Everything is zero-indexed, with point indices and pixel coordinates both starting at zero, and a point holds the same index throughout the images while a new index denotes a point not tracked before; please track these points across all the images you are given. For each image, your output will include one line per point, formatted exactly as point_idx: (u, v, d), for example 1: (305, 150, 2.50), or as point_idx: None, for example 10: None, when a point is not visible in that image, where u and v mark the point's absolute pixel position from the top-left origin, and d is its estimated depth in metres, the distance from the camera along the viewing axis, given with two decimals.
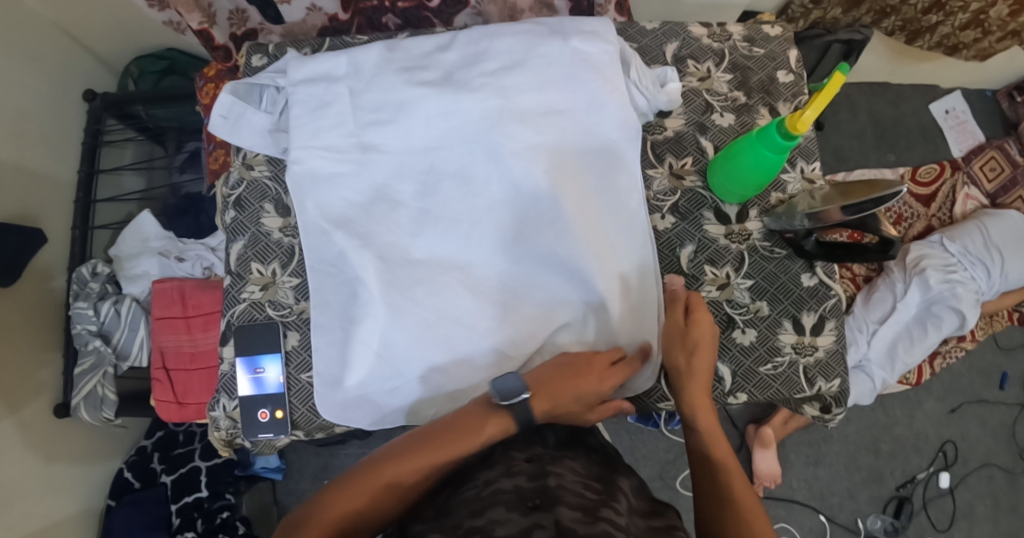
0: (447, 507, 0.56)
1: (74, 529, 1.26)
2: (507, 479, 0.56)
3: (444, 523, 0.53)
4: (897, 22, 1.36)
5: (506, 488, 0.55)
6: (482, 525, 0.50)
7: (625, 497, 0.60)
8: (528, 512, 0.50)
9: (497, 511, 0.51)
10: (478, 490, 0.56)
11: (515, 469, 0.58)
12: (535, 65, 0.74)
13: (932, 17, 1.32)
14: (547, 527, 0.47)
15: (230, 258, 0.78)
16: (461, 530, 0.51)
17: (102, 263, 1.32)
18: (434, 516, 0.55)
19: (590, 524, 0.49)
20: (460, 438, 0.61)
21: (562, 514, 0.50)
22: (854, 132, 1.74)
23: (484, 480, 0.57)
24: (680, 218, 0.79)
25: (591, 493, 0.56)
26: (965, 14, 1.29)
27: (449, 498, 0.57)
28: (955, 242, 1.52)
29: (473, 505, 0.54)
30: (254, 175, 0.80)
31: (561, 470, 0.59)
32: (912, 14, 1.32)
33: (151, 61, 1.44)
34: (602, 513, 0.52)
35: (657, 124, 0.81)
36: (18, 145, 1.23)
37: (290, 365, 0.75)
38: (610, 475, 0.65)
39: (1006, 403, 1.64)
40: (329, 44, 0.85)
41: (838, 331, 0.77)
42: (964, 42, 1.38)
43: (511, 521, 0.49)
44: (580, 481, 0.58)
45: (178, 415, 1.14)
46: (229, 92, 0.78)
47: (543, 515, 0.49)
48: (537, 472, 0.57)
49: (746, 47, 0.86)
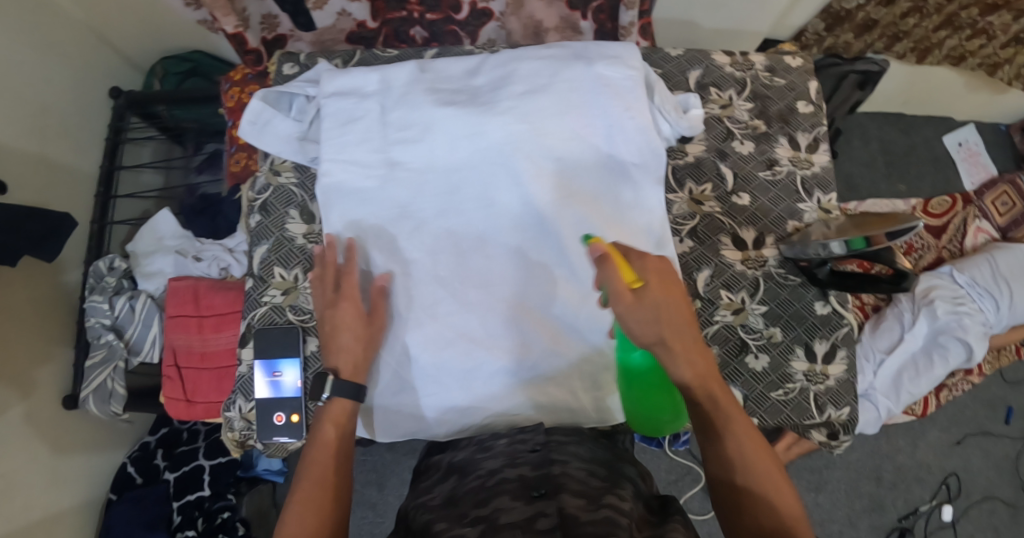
0: (454, 495, 0.60)
1: (74, 521, 1.27)
2: (511, 468, 0.60)
3: (449, 512, 0.56)
4: (909, 44, 1.37)
5: (511, 477, 0.58)
6: (488, 513, 0.53)
7: (630, 483, 0.61)
8: (532, 500, 0.53)
9: (502, 499, 0.55)
10: (484, 480, 0.59)
11: (519, 460, 0.62)
12: (560, 90, 0.75)
13: (942, 33, 1.34)
14: (549, 515, 0.50)
15: (253, 262, 0.80)
16: (467, 518, 0.54)
17: (119, 258, 1.34)
18: (442, 506, 0.58)
19: (593, 511, 0.52)
20: (334, 426, 0.66)
21: (566, 501, 0.53)
22: (866, 161, 1.76)
23: (488, 470, 0.61)
24: (698, 242, 0.79)
25: (596, 480, 0.58)
26: (967, 30, 1.33)
27: (455, 487, 0.61)
28: (964, 273, 1.53)
29: (478, 493, 0.57)
30: (280, 181, 0.81)
31: (567, 457, 0.62)
32: (924, 34, 1.34)
33: (174, 63, 1.45)
34: (605, 500, 0.54)
35: (678, 149, 0.82)
36: (42, 138, 1.25)
37: (307, 370, 0.76)
38: (616, 461, 0.65)
39: (1010, 437, 1.64)
40: (360, 56, 0.86)
41: (850, 360, 0.77)
42: (970, 50, 1.39)
43: (516, 508, 0.53)
44: (583, 468, 0.60)
45: (186, 413, 1.17)
46: (260, 98, 0.79)
47: (546, 503, 0.53)
48: (541, 462, 0.60)
49: (767, 77, 0.88)
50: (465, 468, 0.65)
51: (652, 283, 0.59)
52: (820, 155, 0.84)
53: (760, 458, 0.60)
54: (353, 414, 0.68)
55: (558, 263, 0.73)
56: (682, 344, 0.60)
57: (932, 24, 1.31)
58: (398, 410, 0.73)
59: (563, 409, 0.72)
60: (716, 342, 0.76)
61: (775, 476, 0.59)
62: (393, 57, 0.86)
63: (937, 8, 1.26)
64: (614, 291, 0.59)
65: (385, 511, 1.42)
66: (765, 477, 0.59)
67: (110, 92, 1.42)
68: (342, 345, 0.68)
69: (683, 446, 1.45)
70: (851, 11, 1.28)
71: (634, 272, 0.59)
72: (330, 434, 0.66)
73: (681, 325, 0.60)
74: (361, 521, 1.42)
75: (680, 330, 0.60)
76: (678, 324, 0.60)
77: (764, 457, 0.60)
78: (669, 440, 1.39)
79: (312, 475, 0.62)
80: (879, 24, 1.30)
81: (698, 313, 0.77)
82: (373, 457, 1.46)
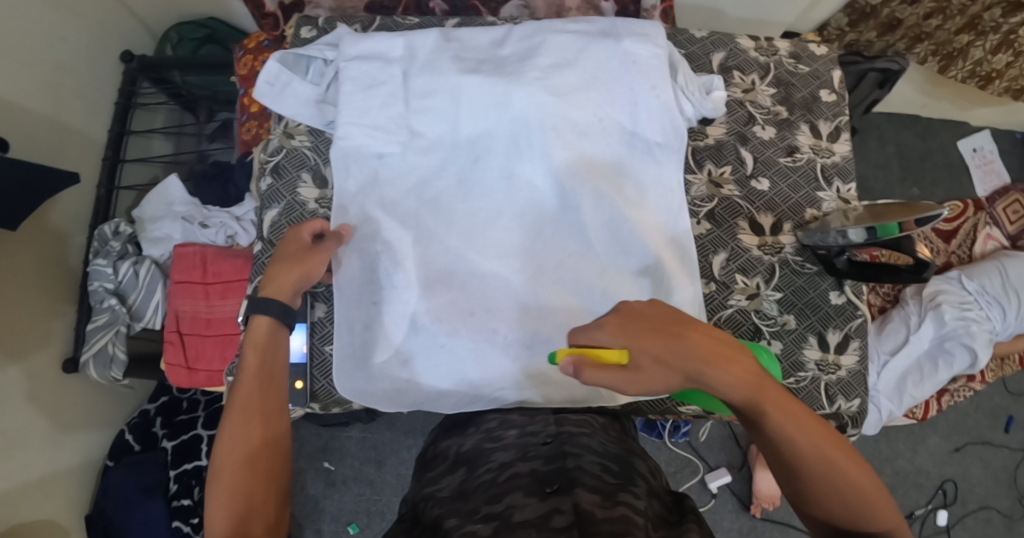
0: (464, 490, 0.58)
1: (72, 485, 1.27)
2: (523, 463, 0.59)
3: (461, 507, 0.55)
4: (931, 46, 1.35)
5: (523, 473, 0.57)
6: (501, 511, 0.52)
7: (643, 480, 0.61)
8: (546, 497, 0.52)
9: (514, 496, 0.53)
10: (494, 475, 0.58)
11: (531, 453, 0.60)
12: (588, 65, 0.74)
13: (964, 38, 1.32)
14: (566, 512, 0.49)
15: (263, 224, 0.79)
16: (478, 514, 0.53)
17: (126, 223, 1.32)
18: (452, 499, 0.57)
19: (610, 507, 0.50)
20: (256, 352, 0.64)
21: (581, 496, 0.52)
22: (880, 162, 1.74)
23: (500, 463, 0.60)
24: (715, 225, 0.78)
25: (609, 476, 0.57)
26: (995, 35, 1.28)
27: (465, 481, 0.60)
28: (972, 280, 1.52)
29: (490, 489, 0.56)
30: (294, 144, 0.80)
31: (579, 450, 0.61)
32: (945, 37, 1.32)
33: (191, 29, 1.44)
34: (621, 497, 0.53)
35: (699, 131, 0.81)
36: (54, 98, 1.24)
37: (314, 336, 0.75)
38: (628, 456, 0.65)
39: (1010, 447, 1.63)
40: (380, 23, 0.85)
41: (862, 352, 0.76)
42: (996, 69, 1.38)
43: (530, 505, 0.51)
44: (597, 462, 0.59)
45: (187, 381, 1.17)
46: (277, 60, 0.78)
47: (561, 500, 0.51)
48: (555, 455, 0.59)
49: (792, 63, 0.86)
50: (474, 460, 0.63)
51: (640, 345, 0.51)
52: (841, 145, 0.83)
53: (819, 444, 0.53)
54: (277, 335, 0.66)
55: (574, 242, 0.72)
56: (708, 367, 0.51)
57: (954, 27, 1.29)
58: (408, 382, 0.71)
59: (574, 388, 0.72)
60: (730, 327, 0.75)
61: (845, 459, 0.54)
62: (414, 25, 0.85)
63: (960, 9, 1.24)
64: (614, 386, 0.51)
65: (382, 490, 1.42)
66: (836, 460, 0.53)
67: (122, 56, 1.41)
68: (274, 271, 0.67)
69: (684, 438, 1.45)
70: (877, 7, 1.27)
71: (613, 352, 0.51)
72: (256, 360, 0.64)
73: (685, 354, 0.51)
74: (358, 500, 1.42)
75: (695, 351, 0.51)
76: (696, 351, 0.51)
77: (839, 452, 0.53)
78: (669, 431, 1.42)
79: (239, 396, 0.61)
80: (904, 25, 1.29)
81: (713, 297, 0.76)
82: (373, 435, 1.46)
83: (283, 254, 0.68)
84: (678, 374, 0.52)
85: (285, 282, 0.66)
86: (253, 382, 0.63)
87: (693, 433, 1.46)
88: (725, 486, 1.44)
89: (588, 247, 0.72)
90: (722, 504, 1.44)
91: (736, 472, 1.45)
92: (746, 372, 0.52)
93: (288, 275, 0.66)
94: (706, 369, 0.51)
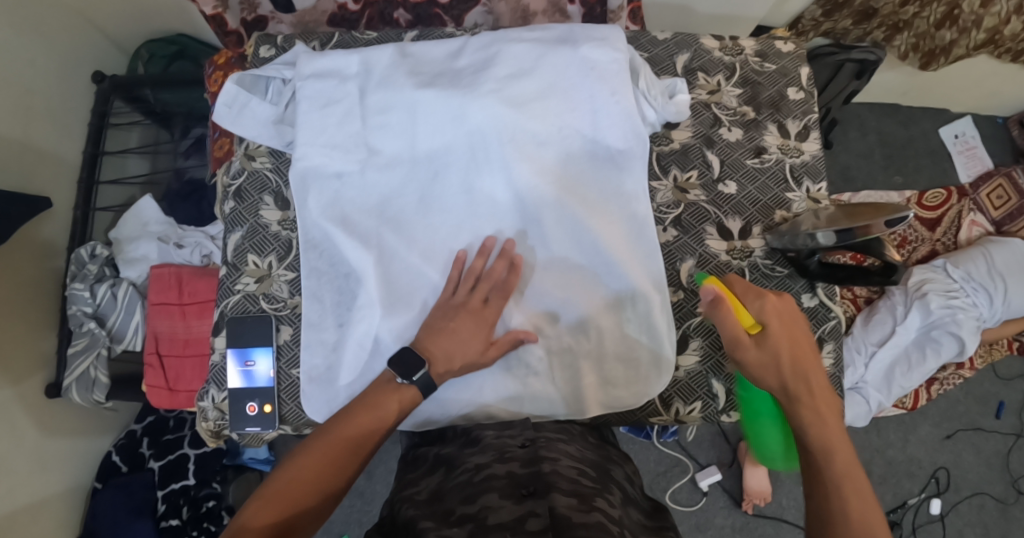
0: (440, 492, 0.57)
1: (61, 510, 1.25)
2: (500, 464, 0.58)
3: (436, 509, 0.54)
4: (911, 39, 1.33)
5: (499, 474, 0.56)
6: (475, 512, 0.51)
7: (619, 487, 0.60)
8: (522, 499, 0.51)
9: (490, 498, 0.52)
10: (471, 475, 0.57)
11: (508, 455, 0.60)
12: (546, 73, 0.73)
13: (946, 32, 1.28)
14: (541, 515, 0.48)
15: (227, 248, 0.78)
16: (454, 517, 0.52)
17: (102, 245, 1.32)
18: (428, 503, 0.56)
19: (584, 512, 0.49)
20: (391, 404, 0.61)
21: (556, 500, 0.50)
22: (862, 152, 1.73)
23: (476, 465, 0.59)
24: (682, 231, 0.77)
25: (586, 480, 0.56)
26: (980, 33, 1.26)
27: (442, 482, 0.59)
28: (958, 267, 1.51)
29: (465, 489, 0.56)
30: (255, 166, 0.79)
31: (556, 455, 0.60)
32: (925, 29, 1.29)
33: (160, 45, 1.42)
34: (596, 502, 0.52)
35: (664, 135, 0.80)
36: (24, 122, 1.22)
37: (281, 359, 0.74)
38: (605, 462, 0.64)
39: (1001, 432, 1.63)
40: (339, 39, 0.84)
41: (836, 355, 0.76)
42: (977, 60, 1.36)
43: (505, 508, 0.50)
44: (573, 466, 0.59)
45: (169, 402, 1.15)
46: (234, 82, 0.77)
47: (537, 503, 0.50)
48: (532, 458, 0.59)
49: (758, 62, 0.85)
50: (451, 462, 0.62)
51: (771, 329, 0.61)
52: (811, 143, 0.82)
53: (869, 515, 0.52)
54: (410, 404, 0.62)
55: (538, 252, 0.71)
56: (807, 403, 0.58)
57: (933, 16, 1.26)
58: None
59: (544, 402, 0.71)
60: (699, 335, 0.75)
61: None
62: (372, 40, 0.84)
63: None
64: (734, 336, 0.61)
65: (372, 501, 1.41)
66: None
67: (92, 76, 1.39)
68: (451, 349, 0.64)
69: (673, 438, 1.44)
70: None
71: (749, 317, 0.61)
72: (389, 413, 0.61)
73: (805, 378, 0.59)
74: (348, 511, 1.41)
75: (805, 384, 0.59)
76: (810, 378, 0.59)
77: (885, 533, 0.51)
78: (656, 431, 1.38)
79: (343, 424, 0.59)
80: (879, 13, 1.28)
81: (682, 305, 0.75)
82: None
83: (469, 349, 0.65)
84: (780, 382, 0.60)
85: (460, 365, 0.64)
86: (365, 424, 0.60)
87: (681, 432, 1.45)
88: (716, 484, 1.44)
89: (552, 257, 0.71)
90: (713, 501, 1.43)
91: (726, 469, 1.45)
92: (837, 427, 0.58)
93: (460, 358, 0.64)
94: (807, 399, 0.59)
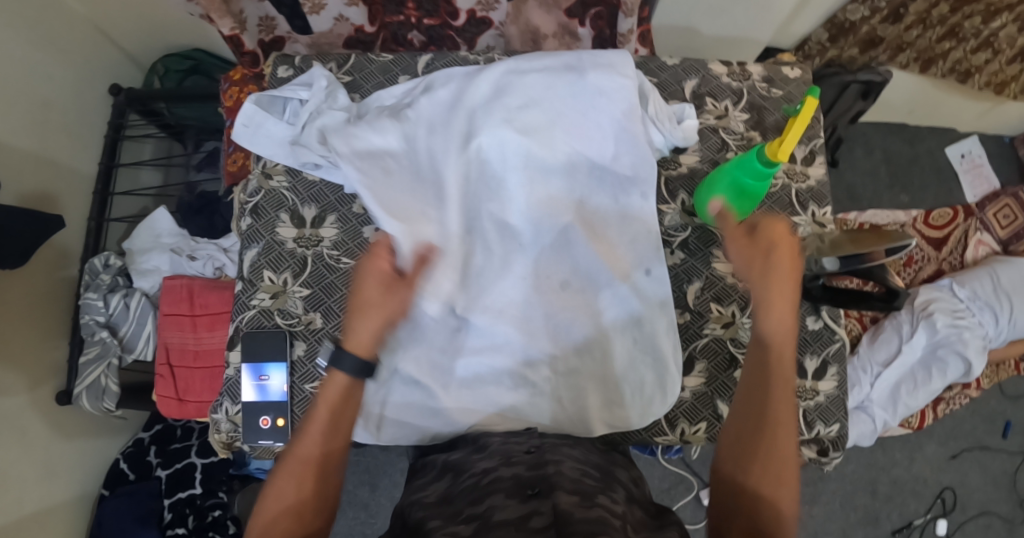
0: (449, 495, 0.59)
1: (68, 518, 1.26)
2: (506, 467, 0.59)
3: (445, 510, 0.56)
4: (912, 55, 1.35)
5: (506, 476, 0.58)
6: (482, 511, 0.53)
7: (623, 487, 0.61)
8: (527, 499, 0.52)
9: (496, 498, 0.54)
10: (478, 479, 0.59)
11: (514, 459, 0.61)
12: (554, 103, 0.75)
13: (946, 44, 1.32)
14: (544, 513, 0.50)
15: (242, 265, 0.80)
16: (461, 516, 0.54)
17: (115, 256, 1.34)
18: (437, 503, 0.58)
19: (587, 508, 0.51)
20: (333, 396, 0.61)
21: (560, 498, 0.52)
22: (868, 171, 1.75)
23: (484, 469, 0.61)
24: (689, 254, 0.79)
25: (590, 480, 0.58)
26: (976, 39, 1.30)
27: (450, 486, 0.60)
28: (964, 287, 1.51)
29: (473, 493, 0.57)
30: (272, 184, 0.81)
31: (561, 458, 0.61)
32: (927, 45, 1.32)
33: (176, 60, 1.45)
34: (599, 500, 0.54)
35: (672, 160, 0.82)
36: (42, 133, 1.24)
37: (295, 375, 0.76)
38: (609, 466, 0.65)
39: (1008, 452, 1.63)
40: (354, 61, 0.87)
41: (841, 377, 0.76)
42: (976, 65, 1.37)
43: (510, 506, 0.52)
44: (578, 468, 0.60)
45: (178, 412, 1.17)
46: (252, 102, 0.81)
47: (541, 502, 0.52)
48: (537, 462, 0.60)
49: (765, 87, 0.87)
50: (460, 467, 0.63)
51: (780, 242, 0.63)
52: (816, 167, 0.84)
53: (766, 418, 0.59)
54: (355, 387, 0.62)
55: (546, 273, 0.73)
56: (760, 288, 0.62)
57: (935, 35, 1.29)
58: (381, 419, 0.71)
59: (551, 421, 0.70)
60: (705, 356, 0.76)
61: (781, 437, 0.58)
62: (387, 62, 0.87)
63: (942, 20, 1.25)
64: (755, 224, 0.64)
65: (378, 513, 1.42)
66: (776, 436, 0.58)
67: (109, 89, 1.42)
68: (361, 319, 0.61)
69: (677, 455, 1.44)
70: (856, 23, 1.26)
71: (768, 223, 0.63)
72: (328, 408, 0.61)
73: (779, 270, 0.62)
74: (354, 523, 1.42)
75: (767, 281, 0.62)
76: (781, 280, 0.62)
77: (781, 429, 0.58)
78: (662, 449, 1.36)
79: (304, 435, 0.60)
80: (885, 40, 1.29)
81: (687, 326, 0.77)
82: (366, 458, 1.46)
83: (373, 326, 0.61)
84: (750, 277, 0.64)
85: (368, 331, 0.61)
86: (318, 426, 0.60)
87: (686, 450, 1.45)
88: None
89: (556, 276, 0.73)
90: None
91: None
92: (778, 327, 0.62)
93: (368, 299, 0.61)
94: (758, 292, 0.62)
